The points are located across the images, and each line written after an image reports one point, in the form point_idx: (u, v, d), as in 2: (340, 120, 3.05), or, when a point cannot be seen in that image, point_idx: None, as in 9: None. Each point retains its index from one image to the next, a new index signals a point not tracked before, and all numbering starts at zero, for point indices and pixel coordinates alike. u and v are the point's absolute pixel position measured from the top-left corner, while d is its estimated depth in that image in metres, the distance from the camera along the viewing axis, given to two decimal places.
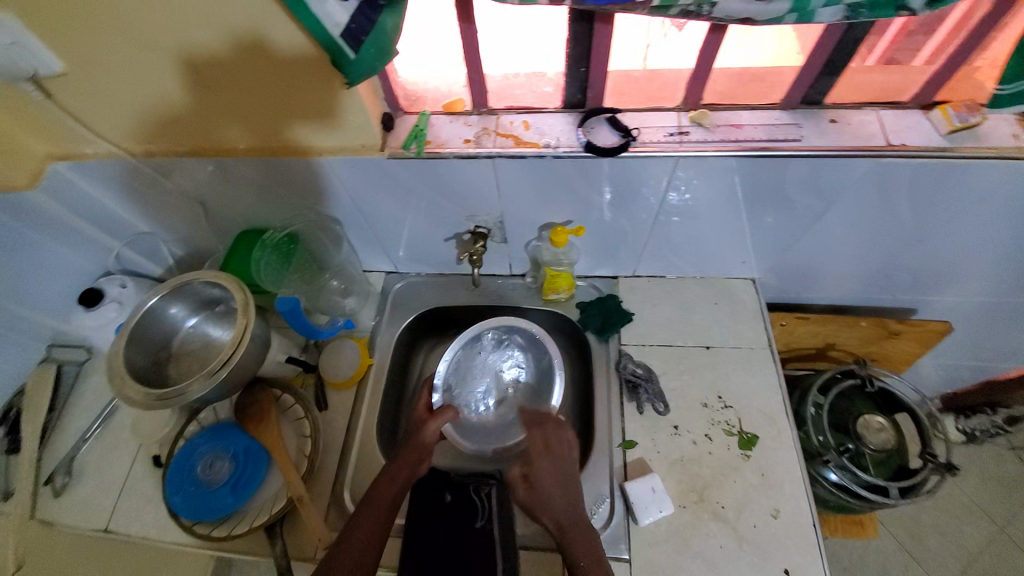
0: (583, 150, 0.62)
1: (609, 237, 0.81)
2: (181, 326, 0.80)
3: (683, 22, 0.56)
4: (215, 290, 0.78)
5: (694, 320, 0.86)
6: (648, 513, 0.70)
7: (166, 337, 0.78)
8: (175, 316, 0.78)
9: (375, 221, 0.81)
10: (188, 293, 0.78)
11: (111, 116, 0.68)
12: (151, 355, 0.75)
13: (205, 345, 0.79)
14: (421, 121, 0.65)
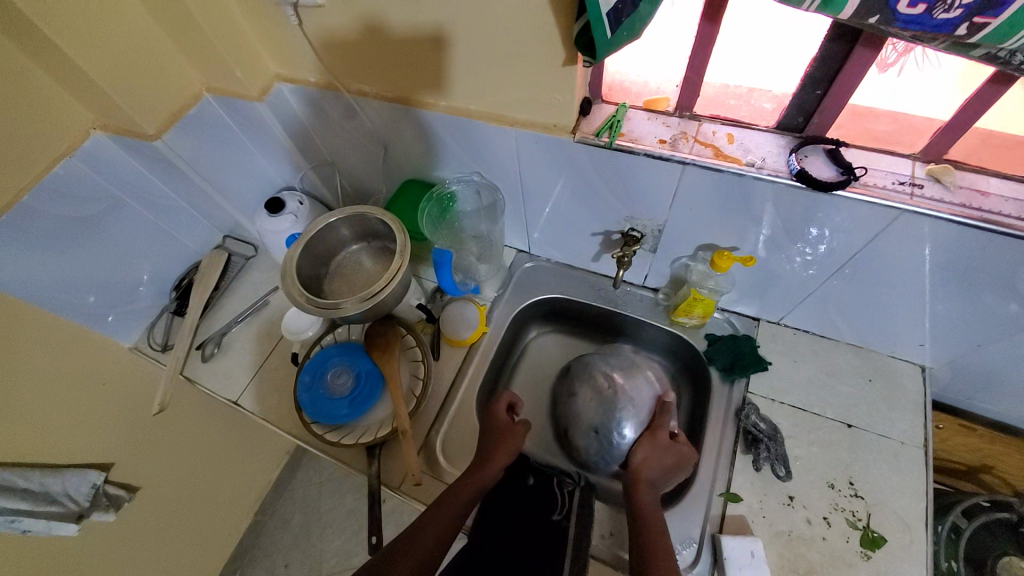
0: (791, 179, 0.57)
1: (771, 278, 0.75)
2: (342, 249, 0.89)
3: (890, 63, 0.51)
4: (379, 225, 0.85)
5: (838, 390, 0.78)
6: None
7: (329, 255, 0.87)
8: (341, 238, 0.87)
9: (531, 199, 0.82)
10: (357, 222, 0.86)
11: (341, 53, 0.74)
12: (315, 268, 0.85)
13: (357, 271, 0.87)
14: (618, 112, 0.64)
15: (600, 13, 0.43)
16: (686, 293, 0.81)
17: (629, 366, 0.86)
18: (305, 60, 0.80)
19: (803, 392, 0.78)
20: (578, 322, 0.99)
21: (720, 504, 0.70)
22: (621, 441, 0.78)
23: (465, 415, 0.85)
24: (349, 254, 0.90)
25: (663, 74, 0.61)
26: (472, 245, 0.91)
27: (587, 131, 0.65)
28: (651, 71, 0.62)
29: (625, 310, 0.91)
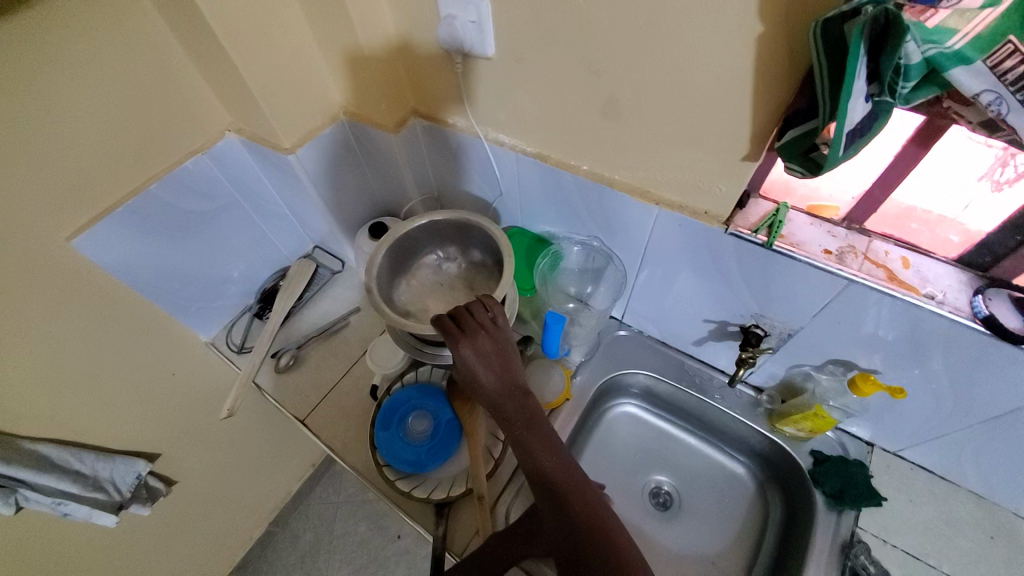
0: (977, 323, 0.52)
1: (900, 406, 0.69)
2: (435, 250, 0.85)
3: None
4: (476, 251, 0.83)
5: (954, 543, 0.70)
6: None
7: (419, 254, 0.83)
8: (437, 241, 0.84)
9: (645, 273, 0.80)
10: (459, 229, 0.81)
11: (490, 103, 0.74)
12: (401, 263, 0.81)
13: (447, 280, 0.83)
14: (779, 211, 0.60)
15: (840, 134, 0.41)
16: (803, 407, 0.74)
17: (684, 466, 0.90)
18: (447, 104, 0.80)
19: (919, 538, 0.71)
20: (663, 405, 0.93)
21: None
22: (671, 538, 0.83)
23: None
24: (441, 257, 0.86)
25: (840, 184, 0.58)
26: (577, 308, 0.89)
27: (741, 226, 0.62)
28: (828, 179, 0.58)
29: (719, 404, 0.85)
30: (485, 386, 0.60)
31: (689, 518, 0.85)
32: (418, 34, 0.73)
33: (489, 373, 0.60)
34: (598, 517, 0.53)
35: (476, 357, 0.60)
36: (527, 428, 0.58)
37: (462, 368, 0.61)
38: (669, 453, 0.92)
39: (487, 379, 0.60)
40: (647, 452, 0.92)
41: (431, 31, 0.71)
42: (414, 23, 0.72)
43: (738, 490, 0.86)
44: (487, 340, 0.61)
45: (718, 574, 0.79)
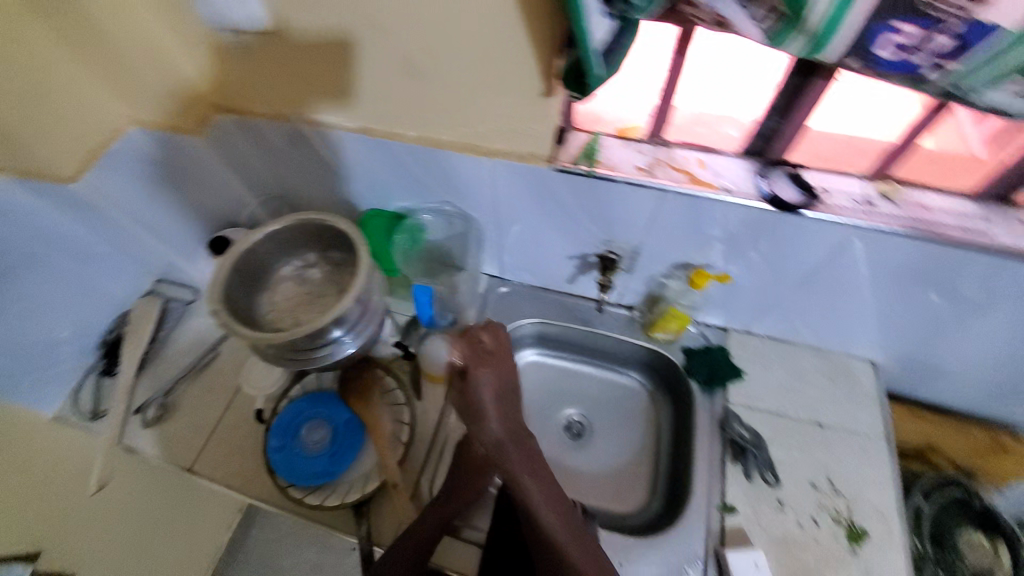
0: (762, 202, 0.60)
1: (736, 291, 0.79)
2: (291, 260, 0.78)
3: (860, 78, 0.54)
4: (335, 252, 0.77)
5: (805, 390, 0.83)
6: None
7: (272, 267, 0.76)
8: (290, 250, 0.77)
9: (503, 226, 0.82)
10: (310, 233, 0.74)
11: (324, 87, 0.69)
12: (254, 280, 0.73)
13: (314, 286, 0.77)
14: (593, 143, 0.65)
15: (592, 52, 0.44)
16: (663, 310, 0.84)
17: (590, 397, 0.96)
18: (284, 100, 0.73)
19: (780, 398, 0.81)
20: (558, 346, 0.98)
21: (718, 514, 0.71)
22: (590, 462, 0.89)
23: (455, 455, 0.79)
24: (300, 265, 0.79)
25: (635, 105, 0.63)
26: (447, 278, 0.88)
27: (565, 160, 0.65)
28: (623, 103, 0.63)
29: (601, 330, 0.92)
30: (478, 396, 0.67)
31: (600, 443, 0.91)
32: (239, 25, 0.66)
33: (490, 395, 0.68)
34: (576, 514, 0.66)
35: (489, 394, 0.68)
36: (520, 446, 0.69)
37: (476, 402, 0.68)
38: (574, 388, 0.97)
39: (498, 415, 0.68)
40: (555, 393, 0.97)
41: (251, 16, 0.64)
42: (231, 10, 0.64)
43: (637, 402, 0.94)
44: (507, 366, 0.70)
45: (634, 481, 0.86)
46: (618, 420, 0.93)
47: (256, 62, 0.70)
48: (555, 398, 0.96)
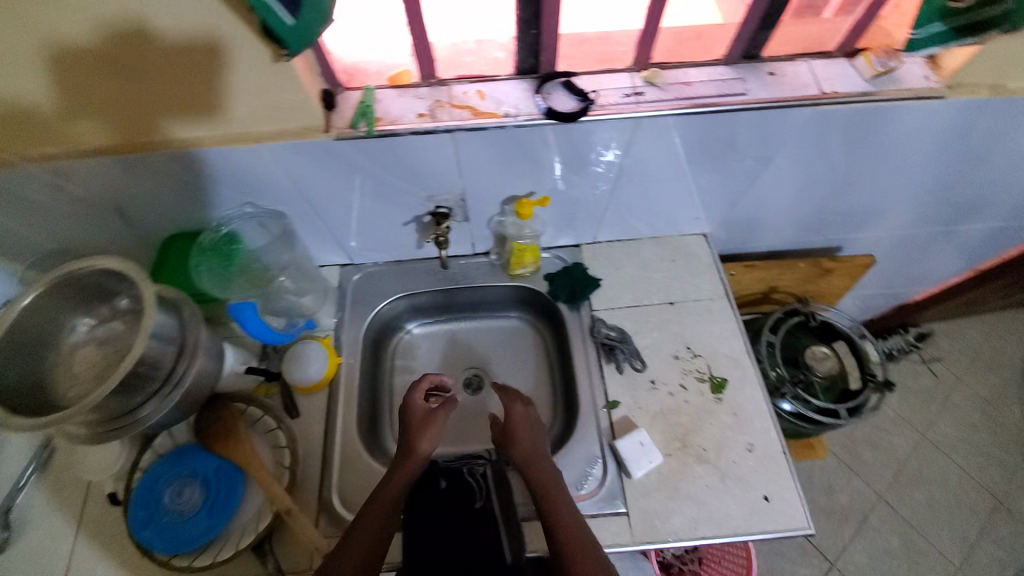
0: (543, 117, 0.60)
1: (570, 207, 0.82)
2: (79, 318, 0.67)
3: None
4: (122, 299, 0.67)
5: (656, 278, 0.90)
6: (638, 466, 0.73)
7: (57, 332, 0.66)
8: (68, 313, 0.66)
9: (322, 211, 0.76)
10: (85, 284, 0.64)
11: (82, 106, 0.57)
12: (33, 353, 0.63)
13: (116, 341, 0.67)
14: (366, 97, 0.61)
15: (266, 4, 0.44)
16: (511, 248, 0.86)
17: (479, 348, 0.99)
18: (126, 120, 0.60)
19: (633, 291, 0.89)
20: (436, 312, 0.99)
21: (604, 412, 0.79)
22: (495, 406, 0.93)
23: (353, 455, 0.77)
24: (94, 321, 0.68)
25: (394, 48, 0.60)
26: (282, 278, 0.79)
27: (341, 126, 0.61)
28: (382, 48, 0.60)
29: (463, 283, 0.93)
30: (517, 441, 0.71)
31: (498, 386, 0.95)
32: (52, 35, 0.50)
33: (527, 440, 0.71)
34: (555, 511, 0.64)
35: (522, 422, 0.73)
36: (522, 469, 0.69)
37: (528, 427, 0.73)
38: (463, 345, 0.99)
39: (525, 445, 0.71)
40: (446, 356, 0.98)
41: (112, 28, 0.49)
42: None
43: (523, 337, 0.99)
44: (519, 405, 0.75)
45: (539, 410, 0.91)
46: (511, 360, 0.97)
47: (79, 78, 0.54)
48: (447, 361, 0.98)
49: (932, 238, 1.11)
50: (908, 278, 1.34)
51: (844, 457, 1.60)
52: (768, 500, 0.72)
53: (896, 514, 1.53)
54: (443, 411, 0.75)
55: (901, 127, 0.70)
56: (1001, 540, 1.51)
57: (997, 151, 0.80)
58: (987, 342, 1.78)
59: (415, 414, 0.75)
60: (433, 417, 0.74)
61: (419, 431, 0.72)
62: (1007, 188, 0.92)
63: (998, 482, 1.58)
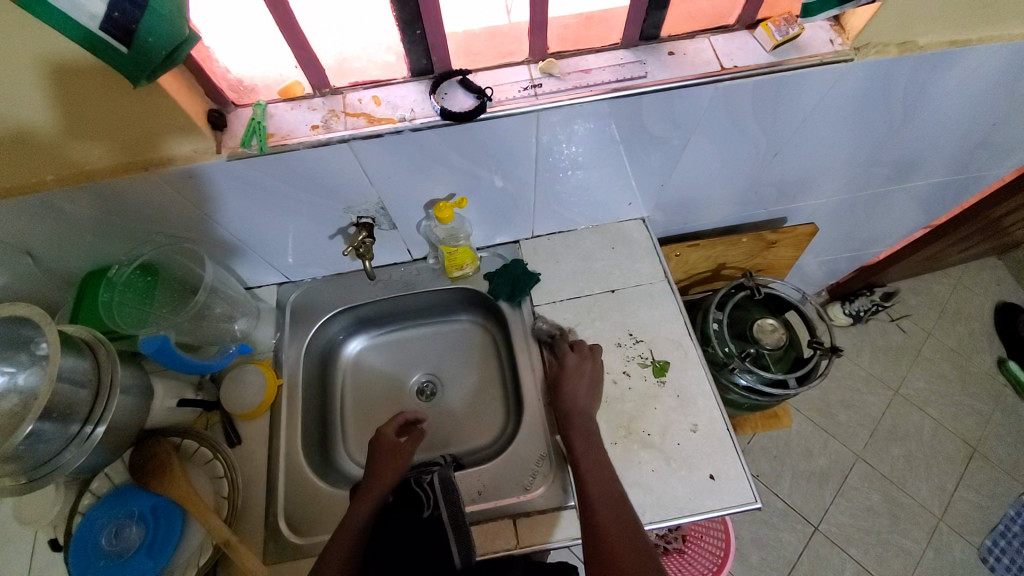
0: (441, 119, 0.59)
1: (499, 204, 0.81)
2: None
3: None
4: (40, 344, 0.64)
5: (596, 268, 0.90)
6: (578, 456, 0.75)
7: None
8: None
9: (242, 231, 0.75)
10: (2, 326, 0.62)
11: None
12: None
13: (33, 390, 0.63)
14: (256, 113, 0.59)
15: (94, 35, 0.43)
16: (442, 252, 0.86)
17: (431, 353, 0.98)
18: (129, 133, 0.58)
19: (573, 283, 0.88)
20: (383, 322, 0.98)
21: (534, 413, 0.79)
22: (449, 411, 0.93)
23: (299, 478, 0.77)
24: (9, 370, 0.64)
25: (278, 61, 0.58)
26: (201, 298, 0.73)
27: (232, 144, 0.60)
28: (266, 64, 0.59)
29: (407, 290, 0.91)
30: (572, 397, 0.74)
31: (453, 392, 0.95)
32: (47, 48, 0.47)
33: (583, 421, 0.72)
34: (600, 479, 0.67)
35: (581, 399, 0.74)
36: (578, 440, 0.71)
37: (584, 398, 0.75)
38: (414, 352, 0.98)
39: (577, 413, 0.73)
40: (398, 365, 0.97)
41: (67, 55, 0.48)
42: None
43: (474, 338, 0.98)
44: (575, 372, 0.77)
45: (494, 410, 0.92)
46: (463, 363, 0.97)
47: (66, 100, 0.53)
48: (399, 369, 0.97)
49: (876, 199, 1.10)
50: (864, 240, 1.34)
51: (819, 422, 1.58)
52: (712, 478, 0.73)
53: (875, 471, 1.51)
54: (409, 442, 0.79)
55: (813, 96, 0.70)
56: (979, 487, 1.51)
57: (918, 109, 0.79)
58: (956, 293, 1.76)
59: (384, 444, 0.78)
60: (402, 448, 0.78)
61: (388, 459, 0.76)
62: (938, 146, 0.92)
63: (973, 428, 1.57)
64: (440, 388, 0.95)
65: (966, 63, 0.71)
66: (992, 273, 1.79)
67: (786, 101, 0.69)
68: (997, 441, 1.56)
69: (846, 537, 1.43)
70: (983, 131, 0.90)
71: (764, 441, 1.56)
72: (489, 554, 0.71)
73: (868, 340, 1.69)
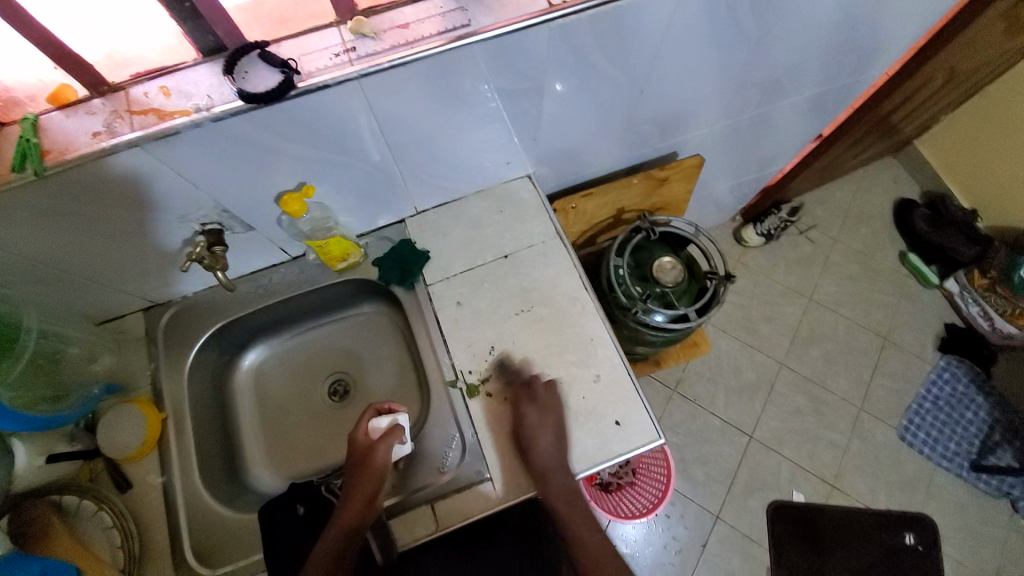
0: (244, 103, 0.53)
1: (363, 185, 0.75)
2: None
3: None
4: None
5: (486, 235, 0.86)
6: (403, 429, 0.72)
7: None
8: None
9: (67, 263, 0.66)
10: None
11: None
12: None
13: None
14: (23, 130, 0.52)
15: None
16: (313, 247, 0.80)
17: (338, 351, 0.94)
18: None
19: (464, 254, 0.85)
20: (277, 328, 0.92)
21: (512, 417, 0.75)
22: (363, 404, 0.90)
23: (203, 510, 0.72)
24: None
25: (28, 64, 0.50)
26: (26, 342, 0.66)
27: (2, 171, 0.52)
28: (15, 68, 0.50)
29: (293, 292, 0.85)
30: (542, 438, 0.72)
31: (366, 388, 0.91)
32: None
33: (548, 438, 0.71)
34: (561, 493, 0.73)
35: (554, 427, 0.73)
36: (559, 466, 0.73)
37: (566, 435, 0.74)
38: (319, 353, 0.93)
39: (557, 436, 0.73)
40: (303, 369, 0.93)
41: None
42: None
43: (381, 327, 0.94)
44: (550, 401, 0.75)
45: (409, 395, 0.90)
46: (372, 354, 0.93)
47: None
48: (305, 373, 0.92)
49: (759, 121, 1.11)
50: (761, 161, 1.37)
51: (745, 339, 1.66)
52: (616, 421, 0.74)
53: (798, 376, 1.63)
54: (387, 440, 0.70)
55: (658, 24, 0.67)
56: (889, 372, 1.65)
57: (773, 24, 0.78)
58: (857, 198, 1.86)
59: (361, 445, 0.71)
60: (375, 452, 0.69)
61: (363, 467, 0.68)
62: (805, 59, 0.92)
63: (881, 321, 1.71)
64: (353, 385, 0.92)
65: None
66: (888, 174, 1.89)
67: (631, 33, 0.66)
68: (901, 328, 1.70)
69: (779, 440, 1.55)
70: (842, 39, 0.91)
71: (698, 366, 1.63)
72: (411, 542, 0.71)
73: (781, 255, 1.78)
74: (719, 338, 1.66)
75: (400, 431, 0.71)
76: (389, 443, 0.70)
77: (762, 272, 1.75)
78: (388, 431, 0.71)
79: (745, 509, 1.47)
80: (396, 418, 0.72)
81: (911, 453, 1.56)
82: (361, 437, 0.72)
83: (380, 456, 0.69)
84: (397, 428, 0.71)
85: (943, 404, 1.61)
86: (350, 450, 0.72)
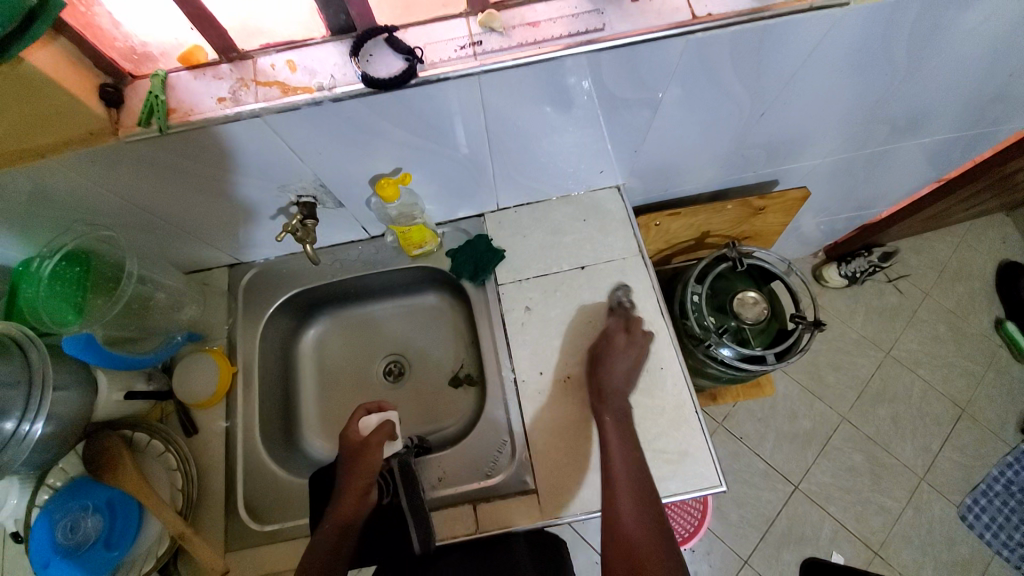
0: (364, 87, 0.52)
1: (455, 176, 0.74)
2: None
3: None
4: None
5: (566, 242, 0.83)
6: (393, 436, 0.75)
7: None
8: None
9: (171, 215, 0.70)
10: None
11: None
12: None
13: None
14: (154, 86, 0.53)
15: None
16: (395, 230, 0.80)
17: (398, 333, 0.94)
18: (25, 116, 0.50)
19: (540, 259, 0.82)
20: (344, 302, 0.93)
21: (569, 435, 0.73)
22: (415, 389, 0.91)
23: (259, 467, 0.75)
24: None
25: (170, 25, 0.52)
26: (130, 285, 0.69)
27: (130, 125, 0.54)
28: (158, 27, 0.52)
29: (367, 271, 0.87)
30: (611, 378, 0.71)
31: (420, 373, 0.92)
32: None
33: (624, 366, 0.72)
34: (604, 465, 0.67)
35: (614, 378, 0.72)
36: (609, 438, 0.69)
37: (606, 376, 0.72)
38: (380, 332, 0.95)
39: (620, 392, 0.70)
40: (363, 345, 0.94)
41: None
42: None
43: (442, 316, 0.94)
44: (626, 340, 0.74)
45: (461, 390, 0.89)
46: (431, 341, 0.94)
47: None
48: (364, 349, 0.94)
49: (876, 159, 1.01)
50: (863, 201, 1.25)
51: (806, 384, 1.56)
52: (678, 456, 0.71)
53: (859, 433, 1.51)
54: (378, 434, 0.73)
55: (804, 46, 0.61)
56: (962, 447, 1.50)
57: (927, 61, 0.69)
58: (959, 252, 1.68)
59: (353, 444, 0.73)
60: (368, 446, 0.72)
61: (355, 464, 0.70)
62: (949, 101, 0.82)
63: (963, 390, 1.55)
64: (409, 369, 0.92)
65: (986, 6, 0.61)
66: (999, 231, 1.70)
67: (772, 53, 0.60)
68: (984, 402, 1.54)
69: (825, 496, 1.45)
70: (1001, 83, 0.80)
71: (750, 405, 1.54)
72: (448, 539, 0.70)
73: (862, 301, 1.64)
74: (778, 378, 1.56)
75: (391, 426, 0.74)
76: (381, 436, 0.73)
77: (838, 317, 1.62)
78: (379, 426, 0.74)
79: (776, 560, 1.39)
80: (387, 415, 0.76)
81: (971, 538, 1.42)
82: (352, 437, 0.74)
83: (370, 456, 0.71)
84: (388, 423, 0.74)
85: (1016, 492, 1.45)
86: (341, 448, 0.74)
